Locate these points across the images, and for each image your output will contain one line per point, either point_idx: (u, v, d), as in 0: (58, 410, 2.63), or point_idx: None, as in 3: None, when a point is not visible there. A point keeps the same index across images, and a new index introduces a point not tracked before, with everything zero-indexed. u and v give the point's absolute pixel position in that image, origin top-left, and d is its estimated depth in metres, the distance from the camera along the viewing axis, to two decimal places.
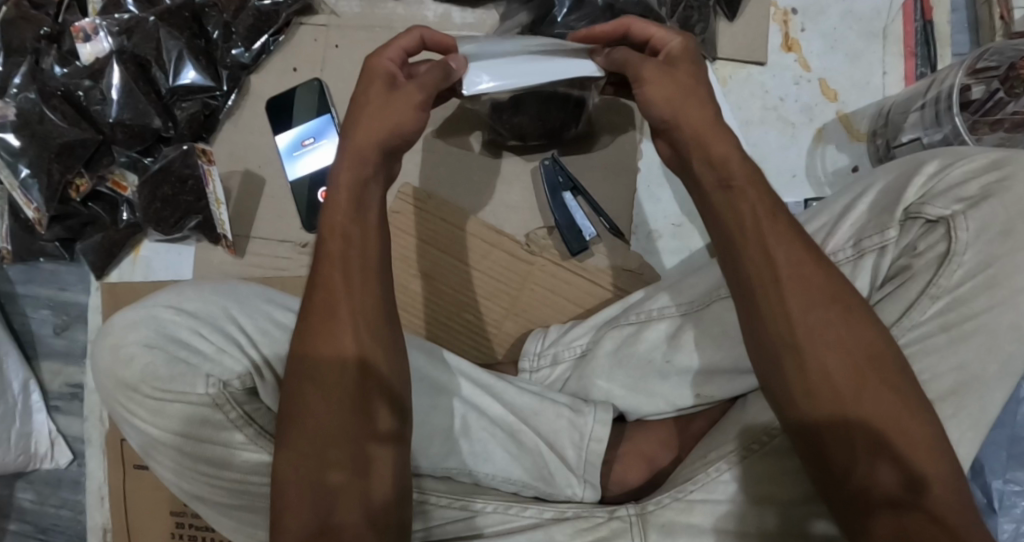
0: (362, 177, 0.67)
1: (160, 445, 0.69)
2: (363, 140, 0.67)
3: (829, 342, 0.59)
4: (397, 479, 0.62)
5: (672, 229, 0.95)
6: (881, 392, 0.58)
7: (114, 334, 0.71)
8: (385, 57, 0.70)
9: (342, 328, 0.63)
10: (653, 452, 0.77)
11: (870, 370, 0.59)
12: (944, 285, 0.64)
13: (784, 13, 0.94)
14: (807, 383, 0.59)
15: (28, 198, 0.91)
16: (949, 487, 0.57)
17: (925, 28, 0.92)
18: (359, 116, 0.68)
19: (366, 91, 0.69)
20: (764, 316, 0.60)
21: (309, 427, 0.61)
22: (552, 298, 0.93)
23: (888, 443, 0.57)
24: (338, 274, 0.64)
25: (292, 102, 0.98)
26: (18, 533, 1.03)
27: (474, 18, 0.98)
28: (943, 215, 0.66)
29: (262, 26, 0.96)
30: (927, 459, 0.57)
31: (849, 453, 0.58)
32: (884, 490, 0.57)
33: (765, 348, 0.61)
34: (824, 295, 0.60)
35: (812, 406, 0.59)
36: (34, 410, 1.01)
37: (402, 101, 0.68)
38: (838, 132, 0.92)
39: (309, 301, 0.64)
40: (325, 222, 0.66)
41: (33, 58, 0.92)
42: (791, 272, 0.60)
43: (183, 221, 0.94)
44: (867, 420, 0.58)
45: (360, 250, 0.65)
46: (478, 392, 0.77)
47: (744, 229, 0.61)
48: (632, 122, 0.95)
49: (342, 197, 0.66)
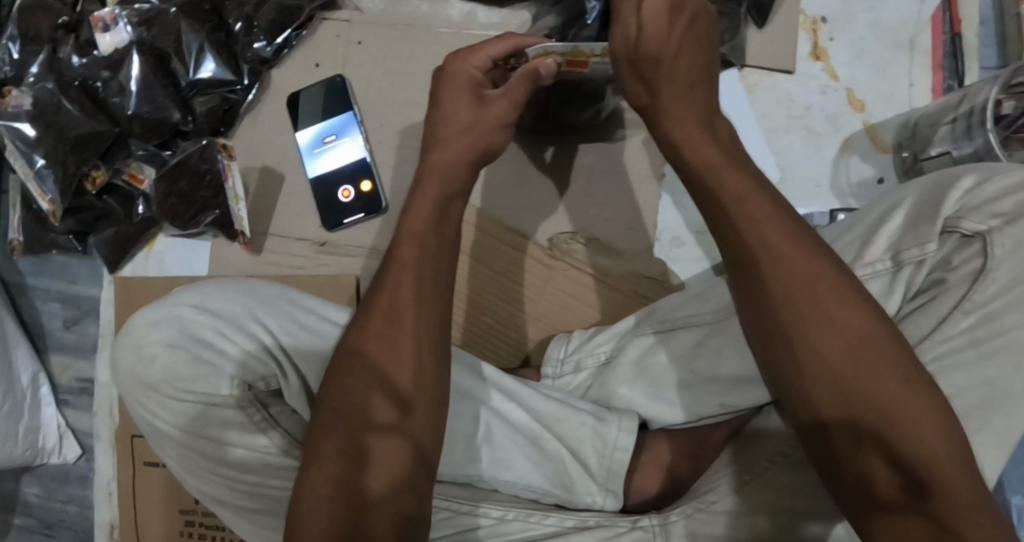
0: (447, 192, 0.67)
1: (179, 446, 0.68)
2: (450, 157, 0.68)
3: (826, 314, 0.57)
4: (398, 471, 0.60)
5: (695, 235, 0.93)
6: (842, 352, 0.57)
7: (135, 333, 0.70)
8: (472, 63, 0.70)
9: (398, 340, 0.62)
10: (673, 462, 0.76)
11: (829, 336, 0.57)
12: (977, 300, 0.64)
13: (813, 22, 0.94)
14: (813, 365, 0.57)
15: (43, 189, 0.90)
16: (958, 476, 0.55)
17: (953, 41, 0.92)
18: (448, 132, 0.68)
19: (453, 101, 0.69)
20: (764, 298, 0.59)
21: (329, 423, 0.61)
22: (573, 303, 0.92)
23: (851, 413, 0.56)
24: (409, 279, 0.63)
25: (300, 101, 0.96)
26: (22, 528, 1.01)
27: (500, 18, 0.95)
28: (979, 230, 0.64)
29: (284, 20, 0.95)
30: (908, 414, 0.55)
31: (854, 435, 0.57)
32: (878, 473, 0.56)
33: (762, 326, 0.60)
34: (791, 260, 0.58)
35: (775, 386, 0.60)
36: (43, 404, 0.99)
37: (492, 119, 0.68)
38: (863, 141, 0.92)
39: (369, 306, 0.63)
40: (404, 228, 0.66)
41: (51, 47, 0.92)
42: (752, 246, 0.59)
43: (199, 217, 0.92)
44: (829, 395, 0.57)
45: (435, 261, 0.64)
46: (505, 399, 0.76)
47: (724, 219, 0.61)
48: (654, 155, 0.94)
49: (427, 205, 0.66)
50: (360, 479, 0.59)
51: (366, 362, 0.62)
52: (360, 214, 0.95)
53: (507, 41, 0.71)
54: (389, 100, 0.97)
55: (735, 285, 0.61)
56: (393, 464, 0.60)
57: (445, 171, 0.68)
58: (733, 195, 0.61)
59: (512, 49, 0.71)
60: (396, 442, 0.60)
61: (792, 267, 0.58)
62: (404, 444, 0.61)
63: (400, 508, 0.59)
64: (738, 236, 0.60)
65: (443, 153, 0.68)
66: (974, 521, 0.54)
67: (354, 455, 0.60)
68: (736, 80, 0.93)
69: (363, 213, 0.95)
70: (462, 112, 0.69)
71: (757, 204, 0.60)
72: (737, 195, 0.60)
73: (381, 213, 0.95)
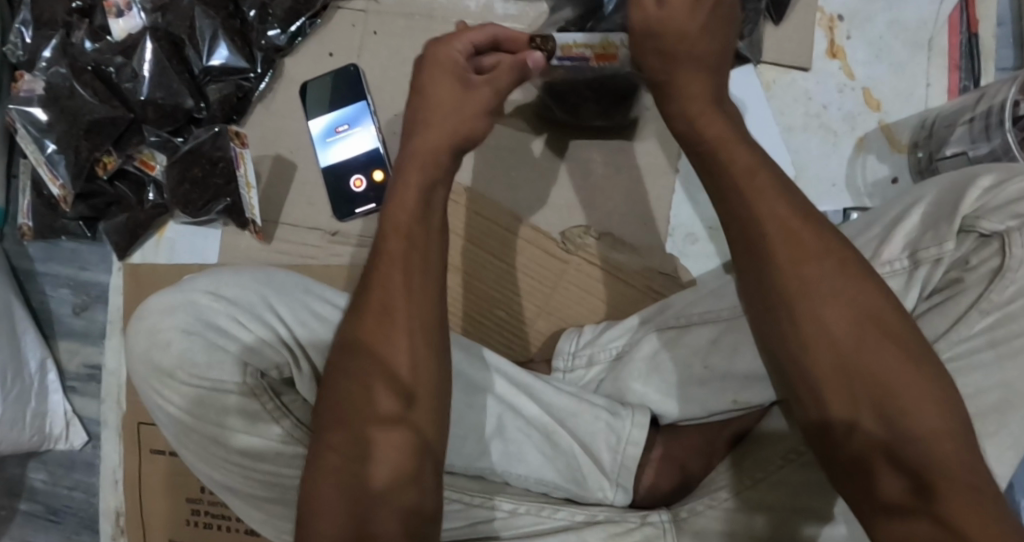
0: (430, 181, 0.65)
1: (192, 433, 0.68)
2: (430, 142, 0.66)
3: (834, 290, 0.57)
4: (404, 459, 0.59)
5: (709, 232, 0.94)
6: (845, 327, 0.57)
7: (149, 319, 0.69)
8: (454, 47, 0.68)
9: (391, 334, 0.61)
10: (685, 458, 0.75)
11: (832, 312, 0.57)
12: (995, 300, 0.63)
13: (830, 19, 0.93)
14: (816, 339, 0.57)
15: (54, 174, 0.91)
16: (960, 456, 0.54)
17: (970, 41, 0.91)
18: (431, 116, 0.67)
19: (433, 84, 0.67)
20: (768, 271, 0.59)
21: (334, 406, 0.60)
22: (585, 297, 0.92)
23: (851, 393, 0.56)
24: (396, 274, 0.62)
25: (306, 91, 0.95)
26: (27, 514, 1.01)
27: (517, 10, 0.95)
28: (997, 230, 0.63)
29: (300, 8, 0.94)
30: (909, 396, 0.55)
31: (854, 409, 0.56)
32: (876, 450, 0.55)
33: (764, 299, 0.59)
34: (798, 236, 0.58)
35: (774, 363, 0.60)
36: (51, 390, 0.99)
37: (478, 102, 0.67)
38: (879, 141, 0.92)
39: (361, 304, 0.62)
40: (387, 223, 0.64)
41: (64, 32, 0.92)
42: (759, 220, 0.59)
43: (211, 205, 0.91)
44: (828, 371, 0.56)
45: (421, 253, 0.63)
46: (514, 391, 0.75)
47: (729, 190, 0.61)
48: (668, 152, 0.94)
49: (409, 197, 0.64)
50: (361, 471, 0.58)
51: (366, 357, 0.60)
52: (371, 205, 0.95)
53: (486, 28, 0.69)
54: (404, 91, 0.97)
55: (739, 260, 0.61)
56: (397, 458, 0.59)
57: (425, 159, 0.66)
58: (741, 166, 0.61)
59: (491, 40, 0.70)
60: (399, 432, 0.59)
61: (798, 242, 0.58)
62: (408, 436, 0.59)
63: (405, 503, 0.58)
64: (743, 210, 0.60)
65: (425, 140, 0.66)
66: (974, 510, 0.52)
67: (358, 443, 0.59)
68: (753, 76, 0.93)
69: (375, 203, 0.95)
70: (445, 96, 0.67)
71: (768, 183, 0.60)
72: (750, 174, 0.60)
73: None
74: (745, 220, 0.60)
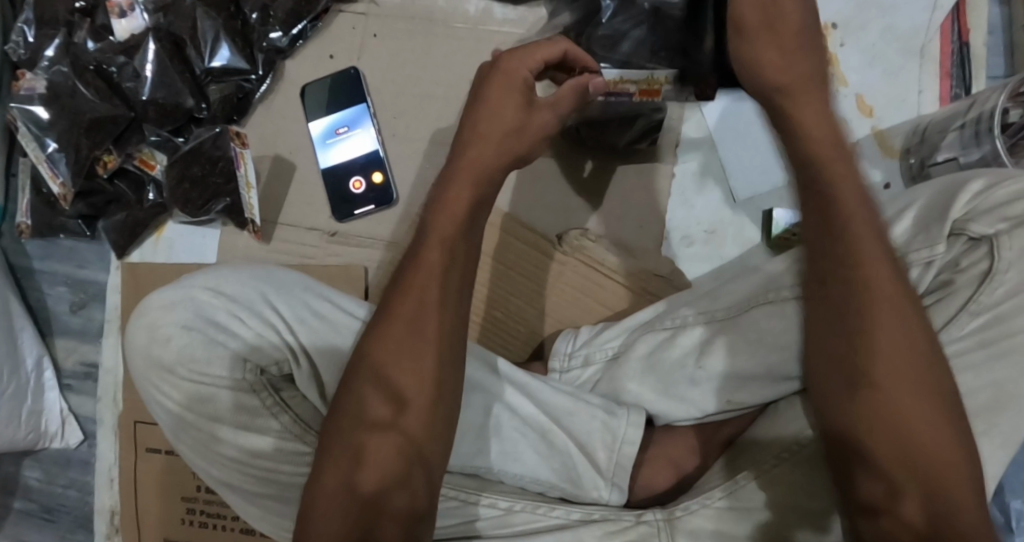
0: (478, 199, 0.65)
1: (188, 427, 0.69)
2: (481, 157, 0.66)
3: (900, 332, 0.59)
4: (392, 468, 0.59)
5: (705, 235, 0.95)
6: (898, 369, 0.59)
7: (149, 314, 0.70)
8: (527, 65, 0.68)
9: (420, 349, 0.61)
10: (679, 458, 0.76)
11: (889, 353, 0.59)
12: (984, 302, 0.64)
13: (823, 27, 0.95)
14: (868, 371, 0.59)
15: (55, 172, 0.92)
16: (967, 501, 0.57)
17: (960, 51, 0.93)
18: (491, 130, 0.66)
19: (501, 100, 0.67)
20: (842, 300, 0.61)
21: (341, 416, 0.61)
22: (577, 297, 0.93)
23: (875, 423, 0.59)
24: (431, 287, 0.62)
25: (306, 97, 0.97)
26: (22, 512, 1.01)
27: (515, 14, 0.96)
28: (985, 234, 0.64)
29: (301, 10, 0.95)
30: (930, 438, 0.58)
31: (878, 443, 0.59)
32: (887, 478, 0.58)
33: (833, 324, 0.62)
34: (875, 274, 0.60)
35: (820, 384, 0.63)
36: (47, 388, 0.99)
37: (537, 126, 0.68)
38: (872, 147, 0.93)
39: (389, 313, 0.62)
40: (433, 230, 0.64)
41: (66, 31, 0.93)
42: (839, 245, 0.61)
43: (211, 203, 0.92)
44: (865, 403, 0.59)
45: (456, 266, 0.63)
46: (513, 391, 0.75)
47: (819, 205, 0.62)
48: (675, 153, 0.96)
49: (457, 208, 0.64)
50: (353, 474, 0.59)
51: (376, 370, 0.61)
52: (371, 206, 0.96)
53: (557, 44, 0.69)
54: (405, 92, 0.98)
55: (813, 279, 0.63)
56: (383, 465, 0.59)
57: (475, 173, 0.66)
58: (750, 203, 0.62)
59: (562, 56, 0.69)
60: (395, 440, 0.60)
61: (871, 279, 0.60)
62: (399, 442, 0.60)
63: (392, 511, 0.58)
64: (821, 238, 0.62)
65: (480, 155, 0.66)
66: None
67: (355, 451, 0.60)
68: None
69: (374, 204, 0.96)
70: (508, 114, 0.67)
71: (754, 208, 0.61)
72: None
73: (390, 205, 0.96)
74: (818, 246, 0.63)
